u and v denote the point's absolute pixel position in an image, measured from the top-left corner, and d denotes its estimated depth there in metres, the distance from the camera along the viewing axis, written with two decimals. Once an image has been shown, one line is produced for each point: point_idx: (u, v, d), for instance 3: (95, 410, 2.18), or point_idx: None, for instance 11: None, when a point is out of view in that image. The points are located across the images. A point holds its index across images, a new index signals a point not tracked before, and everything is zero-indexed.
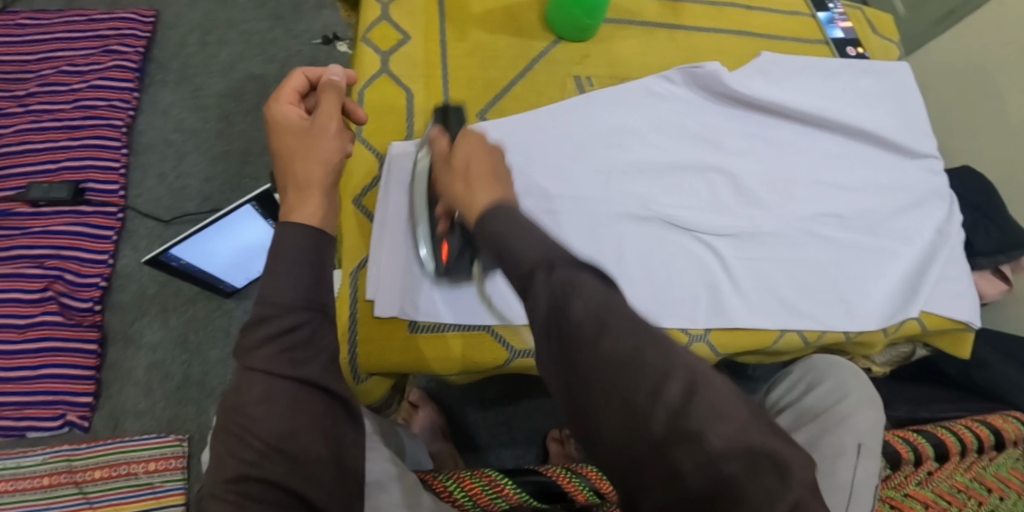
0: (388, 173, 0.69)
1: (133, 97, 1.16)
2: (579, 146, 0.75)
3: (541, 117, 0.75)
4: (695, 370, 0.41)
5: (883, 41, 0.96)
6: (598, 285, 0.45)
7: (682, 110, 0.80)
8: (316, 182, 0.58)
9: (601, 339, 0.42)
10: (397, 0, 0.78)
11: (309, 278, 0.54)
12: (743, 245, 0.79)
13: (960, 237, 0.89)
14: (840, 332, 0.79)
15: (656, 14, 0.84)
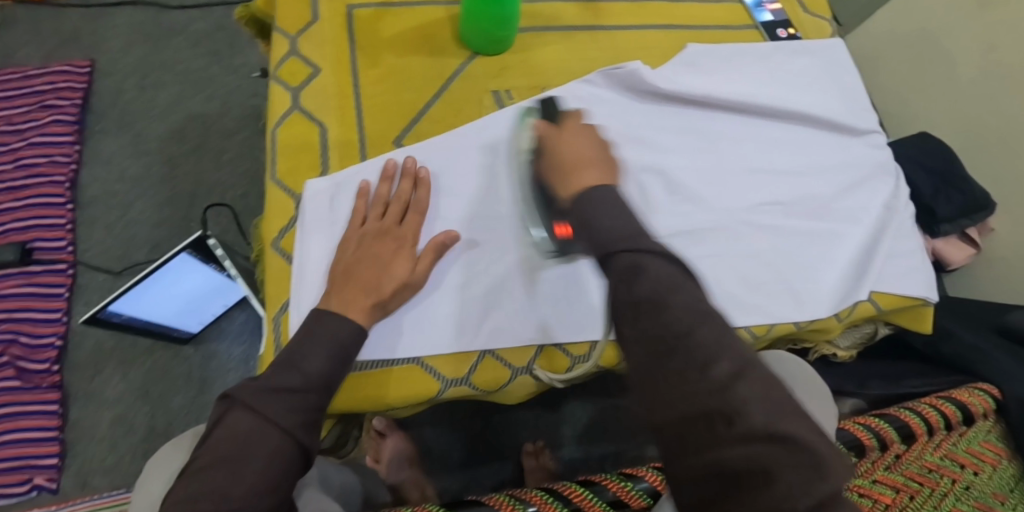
0: (303, 211, 0.68)
1: (74, 151, 1.15)
2: (495, 163, 0.72)
3: (456, 138, 0.73)
4: (746, 360, 0.46)
5: (813, 17, 0.93)
6: (665, 267, 0.50)
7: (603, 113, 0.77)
8: (377, 307, 0.62)
9: (658, 322, 0.48)
10: (306, 33, 0.77)
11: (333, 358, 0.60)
12: (684, 246, 0.75)
13: (908, 209, 0.87)
14: (792, 323, 0.76)
15: (574, 16, 0.81)
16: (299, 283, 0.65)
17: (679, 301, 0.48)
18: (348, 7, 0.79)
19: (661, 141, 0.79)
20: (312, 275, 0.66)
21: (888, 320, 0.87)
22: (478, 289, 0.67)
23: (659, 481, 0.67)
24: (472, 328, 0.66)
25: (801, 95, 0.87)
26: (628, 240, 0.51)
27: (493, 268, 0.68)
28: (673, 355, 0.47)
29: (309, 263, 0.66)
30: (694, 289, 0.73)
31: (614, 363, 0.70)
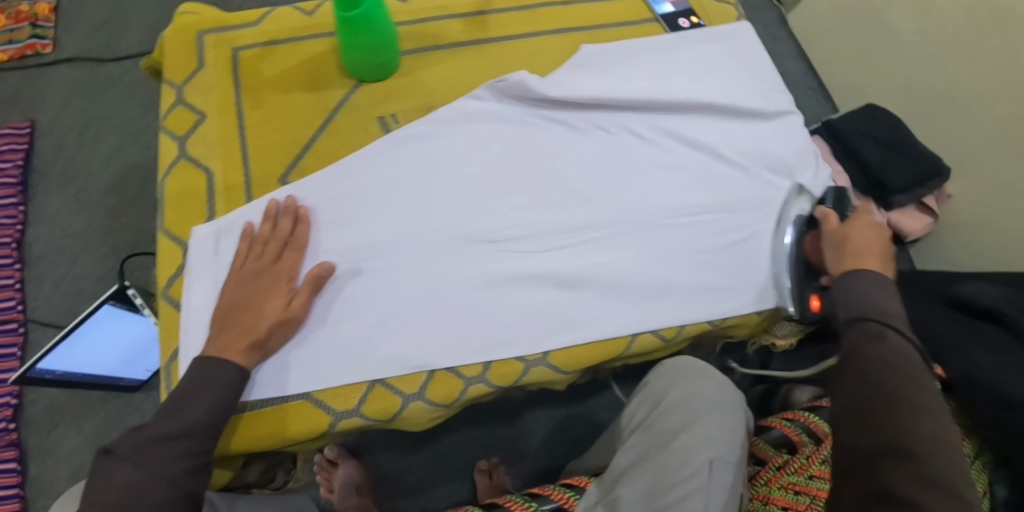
0: (190, 259, 0.68)
1: (18, 211, 1.17)
2: (379, 189, 0.72)
3: (340, 169, 0.72)
4: (927, 420, 0.51)
5: (718, 3, 0.92)
6: (907, 344, 0.58)
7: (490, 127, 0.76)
8: (256, 349, 0.62)
9: (887, 372, 0.55)
10: (190, 81, 0.78)
11: (221, 404, 0.59)
12: (582, 253, 0.73)
13: (828, 191, 0.83)
14: (701, 322, 0.74)
15: (461, 32, 0.82)
16: (187, 333, 0.66)
17: (913, 368, 0.56)
18: (232, 50, 0.80)
19: (554, 146, 0.77)
20: (199, 321, 0.66)
21: None
22: (365, 321, 0.67)
23: (563, 500, 0.66)
24: (362, 359, 0.66)
25: (711, 80, 0.84)
26: (879, 314, 0.61)
27: (380, 296, 0.68)
28: (878, 401, 0.53)
29: (194, 310, 0.66)
30: (591, 296, 0.71)
31: (510, 380, 0.68)
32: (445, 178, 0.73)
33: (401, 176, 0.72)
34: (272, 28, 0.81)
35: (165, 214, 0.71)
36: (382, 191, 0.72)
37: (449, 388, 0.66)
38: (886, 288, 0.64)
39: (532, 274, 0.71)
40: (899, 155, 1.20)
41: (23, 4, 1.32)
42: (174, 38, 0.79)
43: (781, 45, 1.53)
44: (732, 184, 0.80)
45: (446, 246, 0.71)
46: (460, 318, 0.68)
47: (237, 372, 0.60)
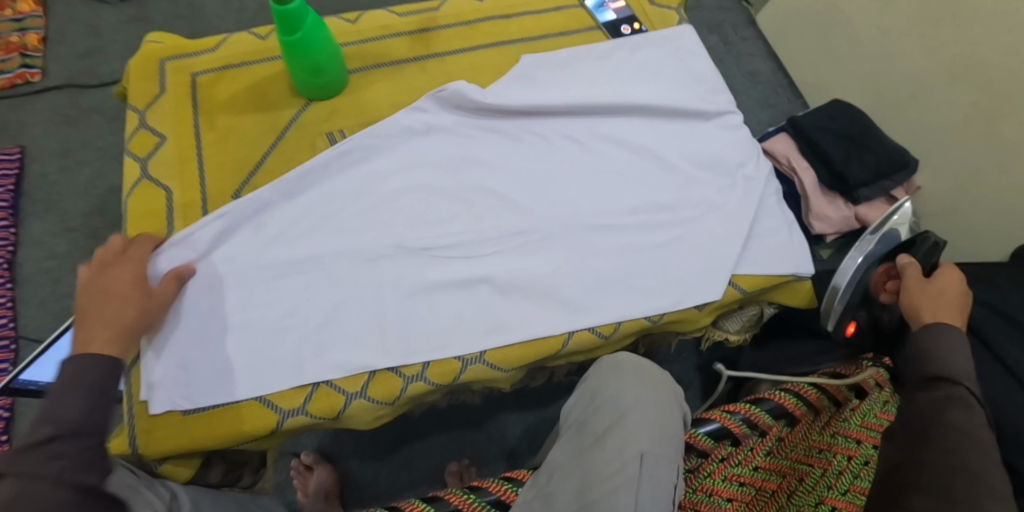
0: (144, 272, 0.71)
1: (7, 233, 1.22)
2: (319, 203, 0.76)
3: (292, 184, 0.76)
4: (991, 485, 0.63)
5: (659, 8, 0.96)
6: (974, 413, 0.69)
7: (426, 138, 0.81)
8: (121, 337, 0.64)
9: (961, 429, 0.68)
10: (152, 106, 0.81)
11: (89, 400, 0.61)
12: (517, 259, 0.76)
13: (770, 186, 0.86)
14: (641, 319, 0.76)
15: (405, 49, 0.87)
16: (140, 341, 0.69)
17: (984, 435, 0.67)
18: (190, 75, 0.83)
19: (493, 157, 0.81)
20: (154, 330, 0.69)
21: (768, 299, 0.87)
22: (301, 328, 0.70)
23: (501, 493, 0.67)
24: (297, 366, 0.69)
25: (646, 84, 0.87)
26: (956, 373, 0.73)
27: (318, 304, 0.71)
28: (946, 459, 0.66)
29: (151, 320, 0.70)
30: (526, 298, 0.75)
31: (447, 379, 0.71)
32: (383, 191, 0.77)
33: (339, 190, 0.77)
34: (227, 53, 0.85)
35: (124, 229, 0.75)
36: (321, 205, 0.76)
37: (388, 387, 0.69)
38: (961, 345, 0.76)
39: (470, 278, 0.74)
40: (860, 149, 1.21)
41: (13, 36, 1.38)
42: (138, 66, 0.84)
43: (749, 45, 1.57)
44: (671, 184, 0.83)
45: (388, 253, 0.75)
46: (394, 324, 0.71)
47: (106, 358, 0.63)
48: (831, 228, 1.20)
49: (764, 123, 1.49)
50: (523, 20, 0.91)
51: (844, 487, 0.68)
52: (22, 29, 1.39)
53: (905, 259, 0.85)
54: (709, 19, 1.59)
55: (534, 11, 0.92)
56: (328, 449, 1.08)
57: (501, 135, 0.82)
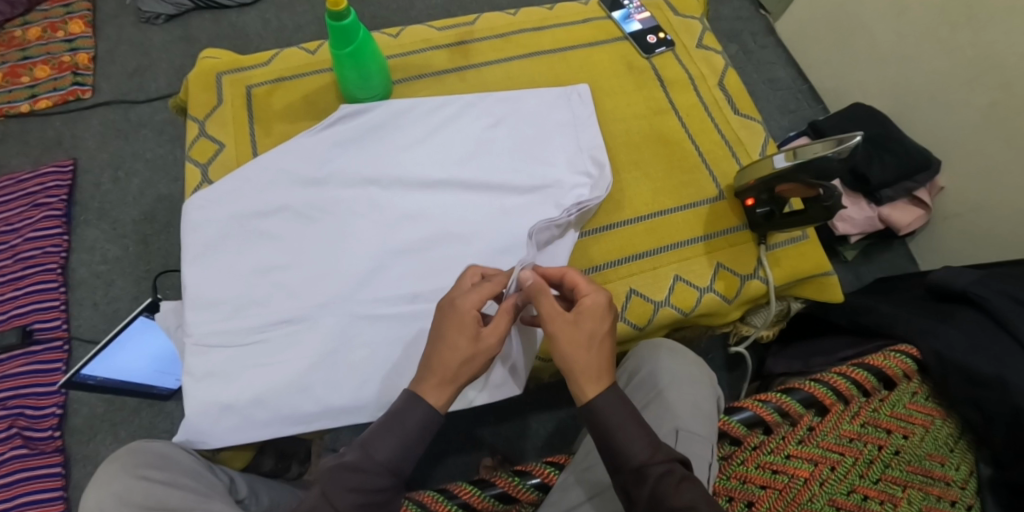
0: (211, 262, 0.78)
1: (63, 241, 1.30)
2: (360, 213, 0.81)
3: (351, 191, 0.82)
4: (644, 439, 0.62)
5: (683, 19, 1.00)
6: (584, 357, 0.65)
7: (460, 142, 0.86)
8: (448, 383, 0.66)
9: (624, 444, 0.62)
10: (212, 115, 0.87)
11: (399, 445, 0.64)
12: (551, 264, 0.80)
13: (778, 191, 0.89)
14: (672, 311, 0.80)
15: (445, 60, 0.92)
16: (202, 327, 0.76)
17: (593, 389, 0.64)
18: (246, 88, 0.89)
19: (525, 169, 0.85)
20: (214, 316, 0.76)
21: (795, 294, 0.88)
22: (339, 334, 0.76)
23: (545, 476, 0.70)
24: (329, 367, 0.75)
25: (666, 98, 0.93)
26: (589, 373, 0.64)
27: (358, 305, 0.77)
28: (605, 432, 0.63)
29: (217, 310, 0.76)
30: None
31: None
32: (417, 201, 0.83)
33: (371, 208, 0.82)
34: (280, 67, 0.90)
35: (190, 222, 0.80)
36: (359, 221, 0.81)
37: None
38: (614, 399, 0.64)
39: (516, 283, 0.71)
40: (881, 150, 1.25)
41: (66, 55, 1.46)
42: (197, 81, 0.89)
43: (769, 52, 1.61)
44: (703, 191, 0.86)
45: (435, 253, 0.80)
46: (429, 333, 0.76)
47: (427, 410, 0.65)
48: (855, 229, 1.27)
49: (785, 128, 1.52)
50: (554, 32, 0.96)
51: (874, 475, 0.77)
52: (74, 49, 1.47)
53: (783, 189, 0.78)
54: (728, 28, 1.64)
55: (564, 23, 0.97)
56: None
57: (533, 144, 0.87)
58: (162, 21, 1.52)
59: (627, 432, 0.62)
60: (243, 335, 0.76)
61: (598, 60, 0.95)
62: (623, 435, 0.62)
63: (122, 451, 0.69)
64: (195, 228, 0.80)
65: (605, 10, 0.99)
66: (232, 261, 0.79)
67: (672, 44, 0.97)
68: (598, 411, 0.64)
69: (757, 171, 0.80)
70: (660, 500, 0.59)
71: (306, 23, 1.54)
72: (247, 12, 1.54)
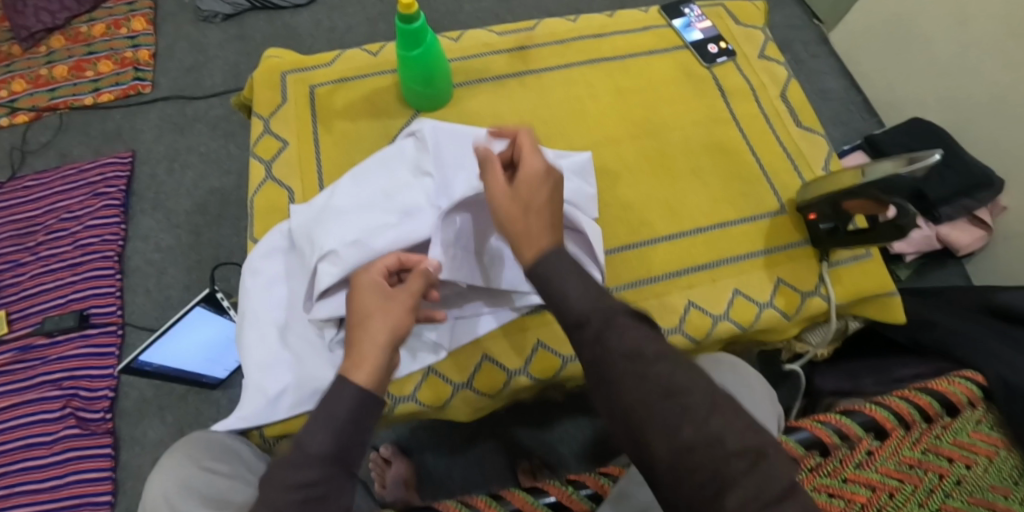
0: (247, 265, 0.76)
1: (120, 229, 1.33)
2: (296, 274, 0.75)
3: (388, 159, 0.77)
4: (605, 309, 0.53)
5: (745, 27, 0.99)
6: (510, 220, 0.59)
7: (391, 182, 0.75)
8: None
9: (611, 333, 0.51)
10: (276, 113, 0.88)
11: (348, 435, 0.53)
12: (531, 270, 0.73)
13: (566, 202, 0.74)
14: (732, 325, 0.77)
15: (505, 65, 0.92)
16: (245, 332, 0.73)
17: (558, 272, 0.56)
18: (309, 87, 0.90)
19: None
20: (253, 330, 0.72)
21: (854, 313, 0.86)
22: None
23: (598, 485, 0.68)
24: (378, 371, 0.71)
25: (728, 107, 0.91)
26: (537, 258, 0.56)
27: None
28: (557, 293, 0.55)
29: (258, 313, 0.73)
30: None
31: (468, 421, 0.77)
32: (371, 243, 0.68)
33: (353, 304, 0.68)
34: (342, 67, 0.92)
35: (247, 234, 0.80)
36: (321, 344, 0.72)
37: (481, 405, 0.74)
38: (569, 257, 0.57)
39: None
40: (940, 166, 1.23)
41: (128, 51, 1.51)
42: (263, 78, 0.91)
43: (820, 63, 1.58)
44: (764, 204, 0.84)
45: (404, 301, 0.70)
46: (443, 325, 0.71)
47: None
48: (911, 247, 1.24)
49: (838, 140, 1.49)
50: (613, 39, 0.96)
51: (934, 505, 0.72)
52: (135, 45, 1.52)
53: (849, 205, 0.75)
54: (780, 38, 1.61)
55: (623, 30, 0.97)
56: (406, 443, 1.13)
57: None
58: (219, 20, 1.56)
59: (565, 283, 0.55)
60: (291, 343, 0.72)
61: (660, 67, 0.94)
62: (561, 284, 0.55)
63: (184, 441, 0.68)
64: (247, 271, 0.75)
65: (665, 18, 0.99)
66: (252, 275, 0.75)
67: (734, 54, 0.96)
68: (548, 273, 0.56)
69: (825, 185, 0.78)
70: (603, 344, 0.52)
71: (357, 24, 1.57)
72: (301, 12, 1.58)
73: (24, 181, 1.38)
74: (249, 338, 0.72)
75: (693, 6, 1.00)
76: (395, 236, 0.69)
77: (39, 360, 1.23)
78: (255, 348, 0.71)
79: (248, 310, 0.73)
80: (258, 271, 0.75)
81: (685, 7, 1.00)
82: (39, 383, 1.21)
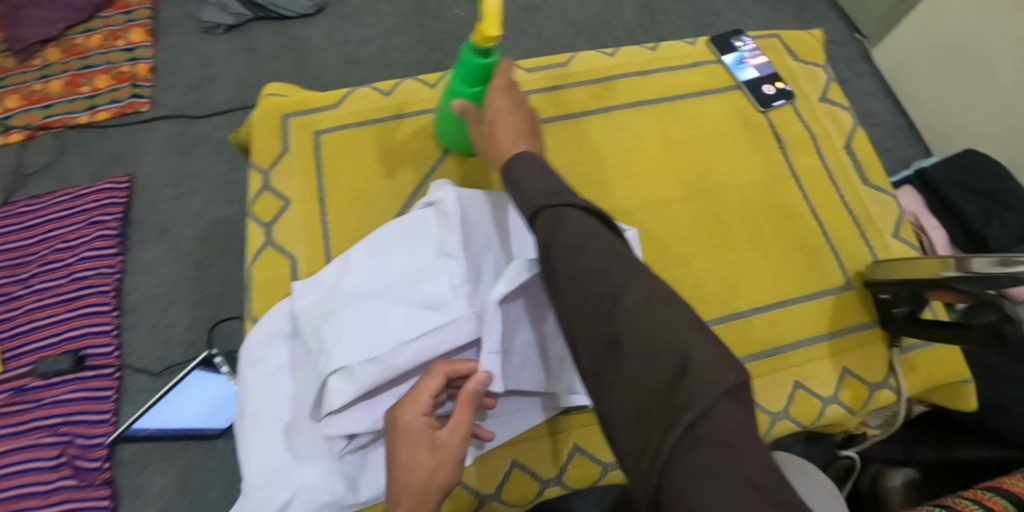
0: (247, 352, 0.68)
1: (117, 262, 1.25)
2: (302, 363, 0.67)
3: (405, 232, 0.68)
4: (623, 259, 0.46)
5: (805, 65, 0.89)
6: (582, 216, 0.50)
7: (411, 263, 0.67)
8: None
9: (577, 255, 0.47)
10: (277, 166, 0.79)
11: None
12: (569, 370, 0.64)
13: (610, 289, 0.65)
14: (794, 423, 0.69)
15: (534, 108, 0.82)
16: (247, 430, 0.65)
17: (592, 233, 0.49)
18: (315, 134, 0.81)
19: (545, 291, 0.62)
20: (256, 429, 0.65)
21: (921, 398, 0.77)
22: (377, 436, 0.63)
23: None
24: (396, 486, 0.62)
25: (787, 160, 0.81)
26: (550, 196, 0.53)
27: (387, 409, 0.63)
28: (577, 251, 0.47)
29: (261, 410, 0.65)
30: None
31: None
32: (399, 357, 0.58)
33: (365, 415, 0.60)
34: (353, 110, 0.82)
35: (246, 311, 0.72)
36: (329, 450, 0.63)
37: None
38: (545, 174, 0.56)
39: None
40: (999, 207, 1.14)
41: (126, 65, 1.42)
42: (262, 122, 0.81)
43: (865, 82, 1.46)
44: (829, 278, 0.75)
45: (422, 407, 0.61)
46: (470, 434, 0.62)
47: None
48: None
49: (887, 168, 1.38)
50: (659, 78, 0.85)
51: None
52: (134, 58, 1.43)
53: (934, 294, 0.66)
54: None
55: (669, 67, 0.86)
56: None
57: None
58: (222, 31, 1.46)
59: (585, 230, 0.49)
60: (295, 447, 0.64)
61: (709, 112, 0.84)
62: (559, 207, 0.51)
63: None
64: (250, 360, 0.68)
65: (715, 52, 0.88)
66: (255, 365, 0.68)
67: (793, 96, 0.85)
68: (558, 221, 0.50)
69: (901, 267, 0.69)
70: (561, 243, 0.49)
71: (368, 37, 1.46)
72: (309, 23, 1.48)
73: (17, 207, 1.29)
74: (250, 438, 0.64)
75: (745, 39, 0.89)
76: (424, 346, 0.59)
77: (33, 404, 1.16)
78: (256, 452, 0.63)
79: (249, 407, 0.65)
80: (261, 360, 0.68)
81: (737, 39, 0.89)
82: (33, 429, 1.14)
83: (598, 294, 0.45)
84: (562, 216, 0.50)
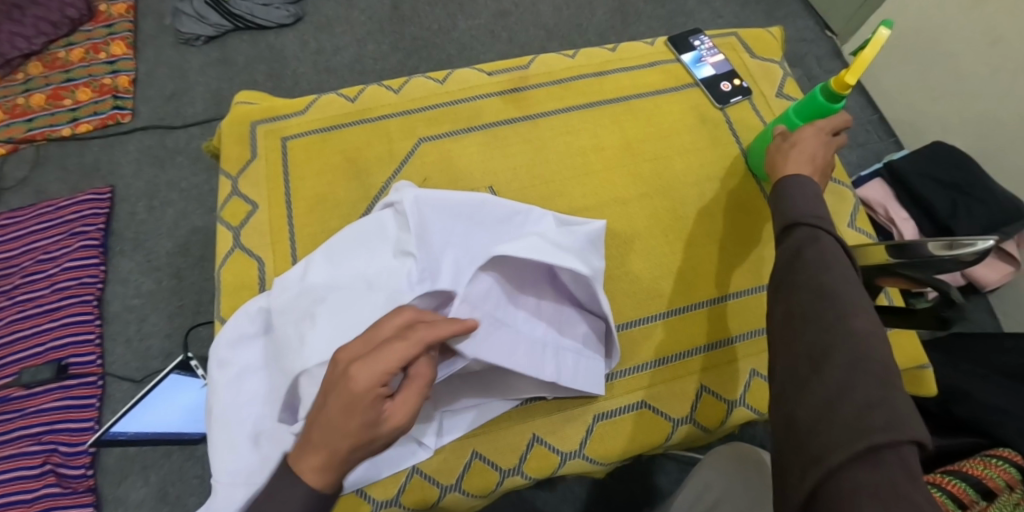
0: (214, 354, 0.69)
1: (99, 271, 1.27)
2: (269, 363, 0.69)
3: (365, 232, 0.70)
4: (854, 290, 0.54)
5: (761, 61, 0.91)
6: (835, 245, 0.58)
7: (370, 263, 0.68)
8: None
9: (832, 275, 0.55)
10: (245, 172, 0.81)
11: None
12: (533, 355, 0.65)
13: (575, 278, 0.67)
14: (748, 410, 0.71)
15: (496, 111, 0.84)
16: (213, 428, 0.66)
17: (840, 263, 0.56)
18: (282, 140, 0.82)
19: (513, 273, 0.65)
20: (222, 428, 0.66)
21: None
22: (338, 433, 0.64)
23: None
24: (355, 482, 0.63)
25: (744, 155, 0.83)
26: (815, 217, 0.60)
27: None
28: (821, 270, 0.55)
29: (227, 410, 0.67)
30: (616, 401, 0.69)
31: None
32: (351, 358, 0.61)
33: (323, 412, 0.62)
34: (318, 116, 0.84)
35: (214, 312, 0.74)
36: None
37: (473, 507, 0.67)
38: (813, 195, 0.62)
39: None
40: (968, 199, 1.15)
41: (106, 78, 1.44)
42: (231, 131, 0.84)
43: None
44: None
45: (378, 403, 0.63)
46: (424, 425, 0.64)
47: None
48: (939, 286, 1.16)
49: (858, 164, 1.40)
50: (616, 78, 0.88)
51: None
52: (114, 71, 1.45)
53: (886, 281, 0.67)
54: (793, 52, 1.51)
55: (627, 68, 0.88)
56: None
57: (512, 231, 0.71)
58: (200, 42, 1.48)
59: (836, 265, 0.56)
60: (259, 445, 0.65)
61: (666, 110, 0.85)
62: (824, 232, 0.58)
63: None
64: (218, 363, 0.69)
65: (673, 52, 0.90)
66: (223, 367, 0.69)
67: (749, 92, 0.87)
68: (811, 238, 0.59)
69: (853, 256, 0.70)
70: (810, 263, 0.56)
71: (345, 45, 1.49)
72: (286, 33, 1.50)
73: None
74: (218, 438, 0.66)
75: (703, 37, 0.91)
76: None
77: (15, 414, 1.17)
78: (224, 452, 0.65)
79: (217, 408, 0.67)
80: (229, 362, 0.69)
81: (694, 38, 0.91)
82: (15, 439, 1.15)
83: (818, 321, 0.52)
84: (819, 237, 0.58)
